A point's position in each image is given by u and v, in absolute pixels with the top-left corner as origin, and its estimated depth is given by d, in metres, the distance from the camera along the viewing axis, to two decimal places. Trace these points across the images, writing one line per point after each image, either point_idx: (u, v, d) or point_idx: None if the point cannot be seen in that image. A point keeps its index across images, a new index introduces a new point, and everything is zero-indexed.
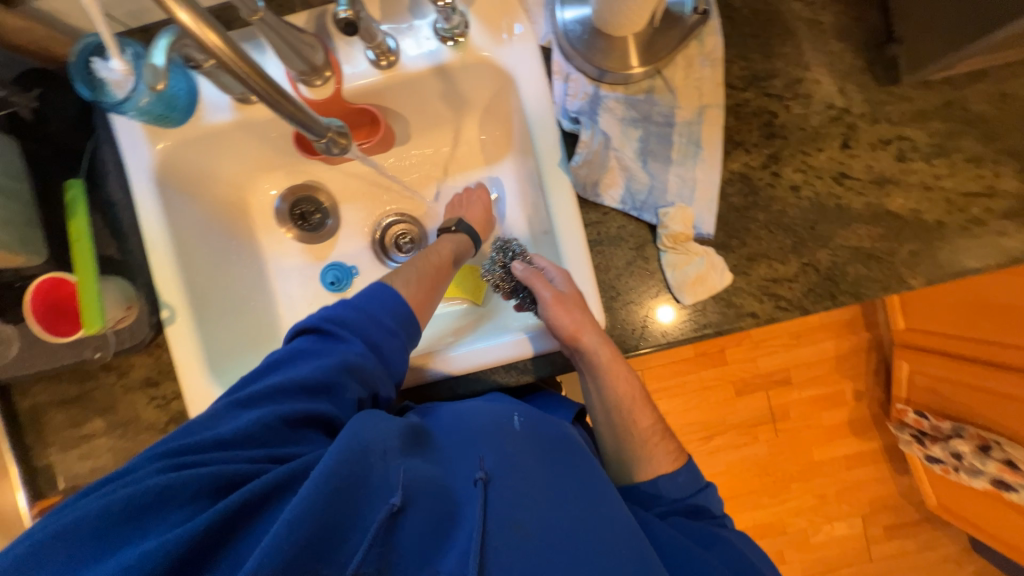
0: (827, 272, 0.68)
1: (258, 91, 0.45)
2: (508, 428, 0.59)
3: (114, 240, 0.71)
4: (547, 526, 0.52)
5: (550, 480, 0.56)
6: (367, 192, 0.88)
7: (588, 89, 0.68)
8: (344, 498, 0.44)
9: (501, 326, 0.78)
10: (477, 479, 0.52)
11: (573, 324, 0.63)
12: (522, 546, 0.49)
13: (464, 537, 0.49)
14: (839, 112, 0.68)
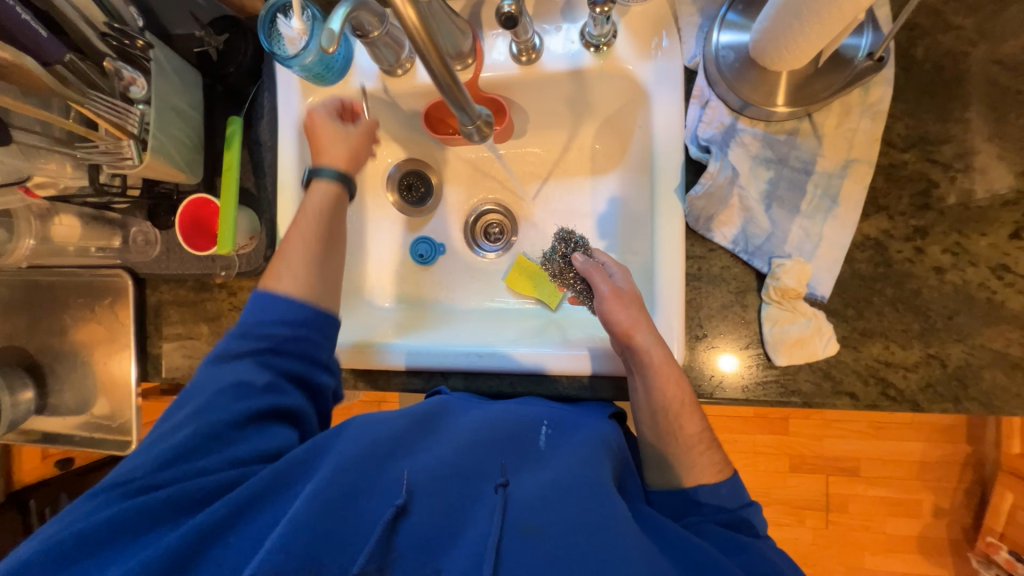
0: (954, 371, 0.60)
1: (437, 74, 0.48)
2: (532, 443, 0.58)
3: (254, 175, 0.79)
4: (570, 539, 0.47)
5: (569, 479, 0.52)
6: (471, 177, 0.92)
7: (725, 119, 0.65)
8: (343, 504, 0.48)
9: (563, 333, 0.77)
10: (498, 485, 0.51)
11: (627, 320, 0.62)
12: (539, 555, 0.45)
13: (476, 541, 0.47)
14: (1016, 197, 0.59)
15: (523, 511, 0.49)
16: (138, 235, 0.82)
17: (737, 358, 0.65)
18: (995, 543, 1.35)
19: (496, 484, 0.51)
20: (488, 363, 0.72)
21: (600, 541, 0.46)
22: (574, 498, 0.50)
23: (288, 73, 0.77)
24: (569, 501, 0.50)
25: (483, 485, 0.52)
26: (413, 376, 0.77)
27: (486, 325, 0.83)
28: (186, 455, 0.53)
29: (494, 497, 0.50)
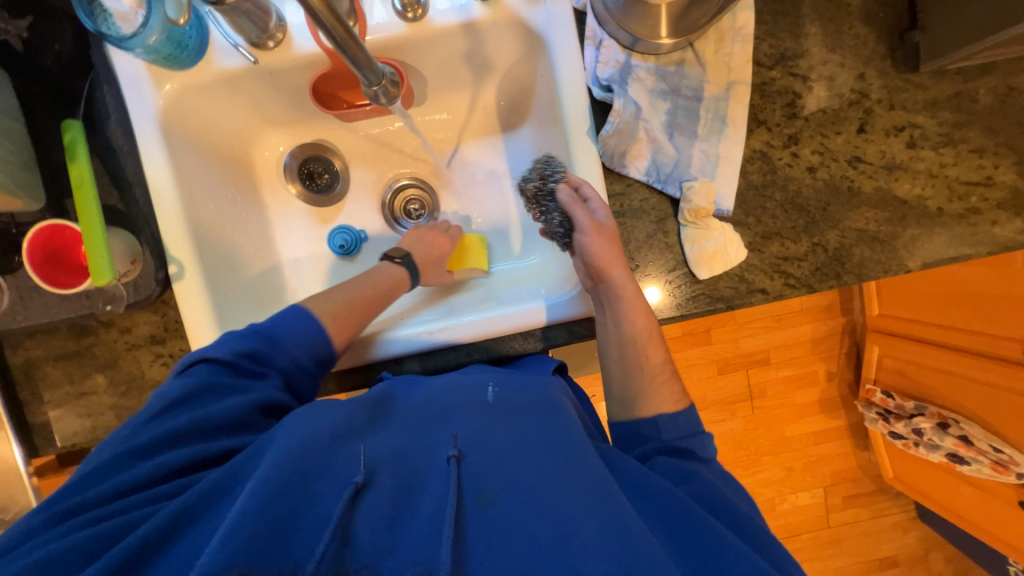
0: (834, 253, 0.71)
1: (331, 33, 0.45)
2: (480, 401, 0.57)
3: (117, 188, 0.67)
4: (529, 491, 0.47)
5: (522, 438, 0.52)
6: (377, 154, 0.86)
7: (619, 57, 0.67)
8: (297, 505, 0.44)
9: (513, 294, 0.76)
10: (450, 457, 0.49)
11: (604, 252, 0.64)
12: (497, 512, 0.45)
13: (429, 512, 0.45)
14: (858, 96, 0.69)
15: (480, 474, 0.48)
16: None
17: (661, 289, 0.71)
18: (872, 388, 1.65)
19: (450, 454, 0.50)
20: (447, 340, 0.70)
21: (558, 491, 0.47)
22: (533, 454, 0.50)
23: (129, 59, 0.65)
24: (522, 459, 0.50)
25: (435, 456, 0.50)
26: (365, 370, 0.73)
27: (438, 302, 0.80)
28: (125, 469, 0.48)
29: (447, 466, 0.49)
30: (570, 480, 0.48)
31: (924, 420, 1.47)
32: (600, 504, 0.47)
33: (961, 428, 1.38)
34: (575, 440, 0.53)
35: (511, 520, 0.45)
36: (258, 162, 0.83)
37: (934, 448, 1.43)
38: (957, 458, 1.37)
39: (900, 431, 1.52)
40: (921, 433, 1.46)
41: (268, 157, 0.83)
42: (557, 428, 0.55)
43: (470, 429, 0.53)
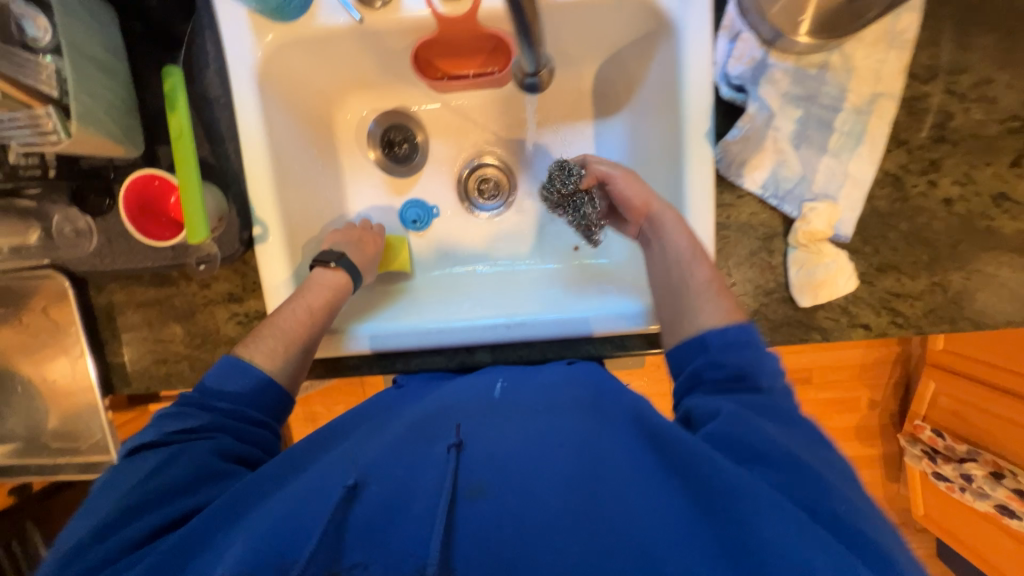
0: (953, 296, 0.65)
1: (525, 27, 0.43)
2: (485, 400, 0.55)
3: (209, 141, 0.65)
4: (517, 486, 0.44)
5: (528, 434, 0.49)
6: (461, 128, 0.83)
7: (755, 53, 0.61)
8: (305, 509, 0.44)
9: (568, 296, 0.73)
10: (450, 446, 0.47)
11: (639, 196, 0.64)
12: (492, 506, 0.43)
13: (426, 511, 0.43)
14: (1020, 125, 0.61)
15: (478, 469, 0.46)
16: (65, 224, 0.66)
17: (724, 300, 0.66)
18: (921, 424, 1.55)
19: (449, 443, 0.48)
20: (518, 336, 0.68)
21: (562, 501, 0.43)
22: (529, 442, 0.48)
23: (233, 5, 0.62)
24: (530, 456, 0.46)
25: (435, 447, 0.48)
26: (434, 354, 0.72)
27: (486, 288, 0.78)
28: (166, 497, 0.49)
29: (445, 456, 0.47)
30: (569, 483, 0.44)
31: (976, 467, 1.41)
32: (614, 508, 0.42)
33: (1018, 481, 1.32)
34: (582, 426, 0.49)
35: (516, 527, 0.42)
36: (340, 123, 0.80)
37: (981, 496, 1.40)
38: (1007, 510, 1.34)
39: (947, 474, 1.45)
40: (970, 479, 1.42)
41: (349, 119, 0.80)
42: (576, 430, 0.49)
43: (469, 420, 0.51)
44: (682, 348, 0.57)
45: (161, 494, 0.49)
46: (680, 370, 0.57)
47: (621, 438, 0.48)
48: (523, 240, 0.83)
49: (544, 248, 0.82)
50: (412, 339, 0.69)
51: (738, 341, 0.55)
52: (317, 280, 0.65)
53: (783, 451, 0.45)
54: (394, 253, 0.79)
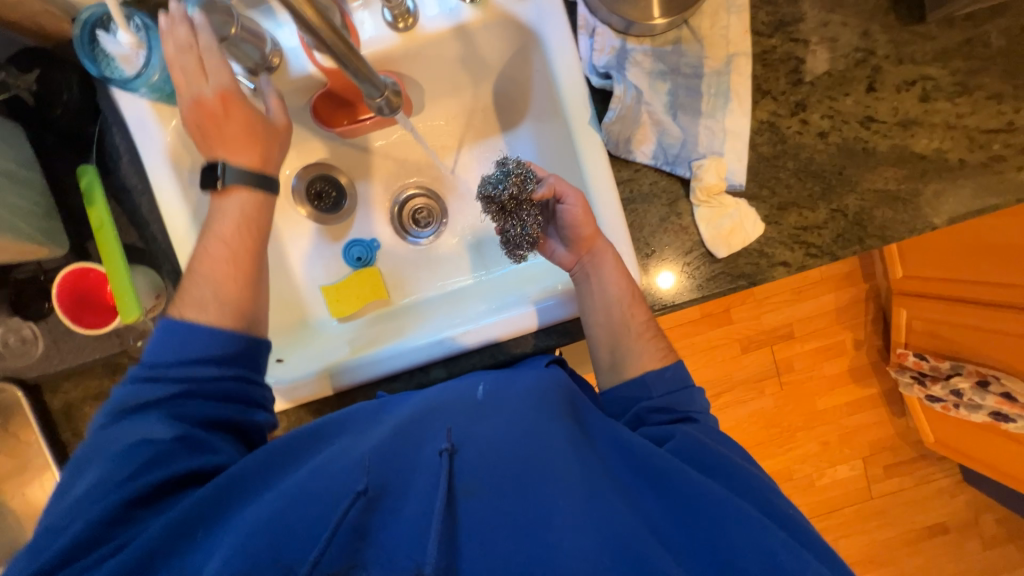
0: (855, 217, 0.70)
1: (345, 56, 0.48)
2: (471, 400, 0.56)
3: (135, 226, 0.68)
4: (516, 492, 0.48)
5: (521, 438, 0.52)
6: (382, 167, 0.88)
7: (614, 43, 0.67)
8: (308, 509, 0.47)
9: (507, 295, 0.76)
10: (443, 450, 0.49)
11: (588, 231, 0.66)
12: (492, 510, 0.47)
13: (427, 516, 0.46)
14: (864, 55, 0.68)
15: (474, 474, 0.49)
16: (9, 335, 0.68)
17: (674, 273, 0.70)
18: (904, 351, 1.62)
19: (441, 448, 0.50)
20: (467, 345, 0.71)
21: (553, 504, 0.47)
22: (521, 442, 0.51)
23: (133, 100, 0.66)
24: (527, 464, 0.50)
25: (429, 452, 0.50)
26: (392, 382, 0.73)
27: (440, 308, 0.81)
28: (155, 469, 0.52)
29: (439, 462, 0.49)
30: (564, 489, 0.48)
31: (962, 380, 1.42)
32: (606, 514, 0.48)
33: (1002, 384, 1.30)
34: (566, 426, 0.54)
35: (515, 525, 0.47)
36: None
37: (975, 409, 1.38)
38: (1002, 416, 1.32)
39: (939, 394, 1.49)
40: (961, 394, 1.42)
41: None
42: (568, 437, 0.53)
43: (459, 423, 0.53)
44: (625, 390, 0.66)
45: (150, 467, 0.52)
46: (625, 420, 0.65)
47: (607, 457, 0.54)
48: (462, 257, 0.87)
49: (483, 260, 0.86)
50: (364, 372, 0.71)
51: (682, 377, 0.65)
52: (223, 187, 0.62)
53: (721, 455, 0.56)
54: (348, 304, 0.84)
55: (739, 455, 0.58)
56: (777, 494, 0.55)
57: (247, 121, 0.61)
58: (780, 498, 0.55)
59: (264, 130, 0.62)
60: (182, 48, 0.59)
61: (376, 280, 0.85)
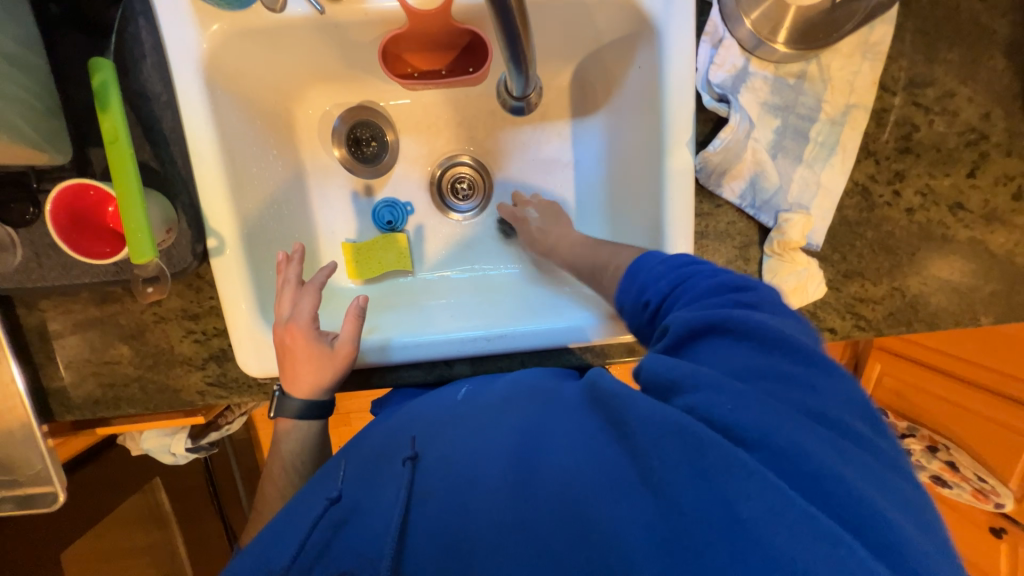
0: (911, 299, 0.68)
1: (519, 54, 0.48)
2: (450, 401, 0.56)
3: (149, 143, 0.60)
4: (466, 481, 0.44)
5: (479, 429, 0.49)
6: (432, 125, 0.78)
7: (736, 61, 0.61)
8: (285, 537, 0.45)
9: (529, 301, 0.72)
10: (405, 458, 0.48)
11: None
12: (441, 500, 0.43)
13: (385, 522, 0.43)
14: (976, 137, 0.64)
15: (431, 474, 0.46)
16: None
17: None
18: (868, 403, 1.71)
19: (405, 457, 0.49)
20: (497, 348, 0.66)
21: (514, 486, 0.41)
22: (479, 435, 0.48)
23: None
24: (484, 450, 0.46)
25: (396, 458, 0.49)
26: (412, 368, 0.69)
27: (463, 290, 0.77)
28: None
29: (402, 469, 0.47)
30: (514, 474, 0.42)
31: (915, 442, 1.52)
32: (565, 477, 0.40)
33: (950, 454, 1.44)
34: (526, 410, 0.49)
35: (459, 519, 0.42)
36: (300, 119, 0.74)
37: (919, 469, 1.49)
38: (940, 481, 1.43)
39: None
40: (909, 453, 1.52)
41: (311, 115, 0.75)
42: (530, 419, 0.48)
43: (428, 429, 0.52)
44: (626, 283, 0.52)
45: None
46: (631, 302, 0.51)
47: (578, 421, 0.45)
48: (499, 242, 0.80)
49: (520, 252, 0.80)
50: (383, 354, 0.66)
51: (709, 283, 0.46)
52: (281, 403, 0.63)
53: (730, 384, 0.38)
54: (368, 268, 0.77)
55: (795, 386, 0.38)
56: (847, 454, 0.35)
57: (318, 368, 0.61)
58: (824, 445, 0.35)
59: (330, 366, 0.61)
60: (295, 296, 0.63)
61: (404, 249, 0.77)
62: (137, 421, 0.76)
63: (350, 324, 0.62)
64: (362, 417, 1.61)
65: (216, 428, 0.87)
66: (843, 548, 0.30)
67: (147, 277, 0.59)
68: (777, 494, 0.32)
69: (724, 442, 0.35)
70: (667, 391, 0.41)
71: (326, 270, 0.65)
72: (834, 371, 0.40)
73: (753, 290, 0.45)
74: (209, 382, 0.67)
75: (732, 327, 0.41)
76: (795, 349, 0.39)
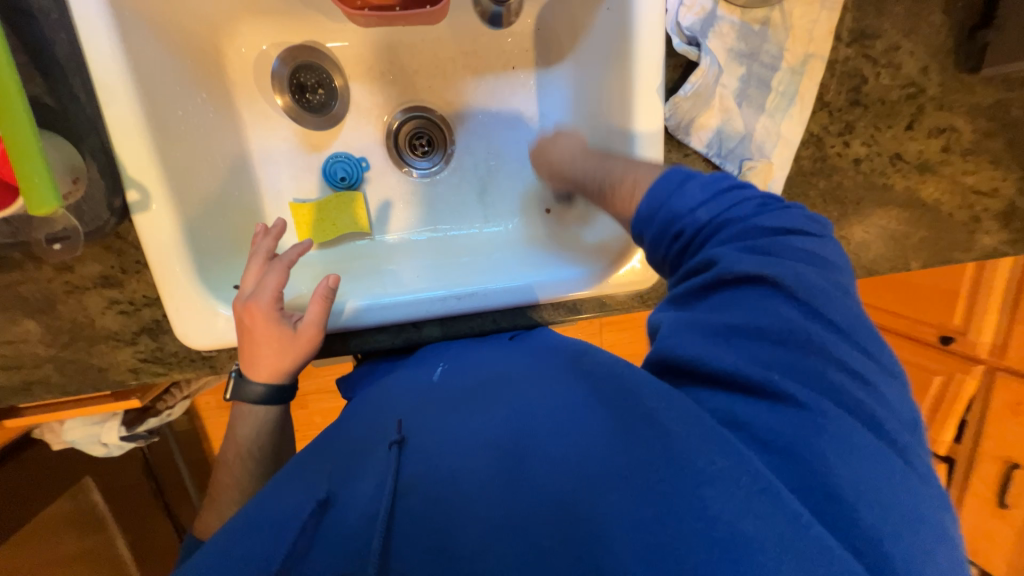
0: (854, 247, 0.73)
1: None
2: (426, 382, 0.56)
3: (41, 74, 0.50)
4: (447, 467, 0.41)
5: (485, 415, 0.46)
6: (385, 71, 0.72)
7: (705, 3, 0.60)
8: (259, 530, 0.40)
9: (526, 263, 0.68)
10: (392, 443, 0.45)
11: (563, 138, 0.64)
12: (433, 489, 0.40)
13: (365, 510, 0.40)
14: (915, 91, 0.68)
15: (418, 462, 0.43)
16: None
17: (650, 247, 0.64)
18: None
19: (390, 442, 0.46)
20: (468, 309, 0.63)
21: (508, 479, 0.39)
22: (468, 422, 0.46)
23: None
24: (479, 438, 0.43)
25: (381, 443, 0.47)
26: (377, 333, 0.65)
27: (428, 253, 0.72)
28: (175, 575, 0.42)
29: (387, 455, 0.44)
30: (496, 457, 0.41)
31: None
32: (564, 475, 0.38)
33: None
34: (517, 403, 0.46)
35: (442, 512, 0.38)
36: (233, 59, 0.66)
37: None
38: None
39: None
40: None
41: (244, 54, 0.67)
42: (540, 406, 0.45)
43: (416, 416, 0.49)
44: (660, 185, 0.48)
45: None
46: (655, 231, 0.48)
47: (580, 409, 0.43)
48: (464, 203, 0.76)
49: (486, 209, 0.76)
50: (344, 319, 0.61)
51: (758, 225, 0.44)
52: (242, 389, 0.58)
53: (775, 379, 0.37)
54: (321, 232, 0.70)
55: (840, 368, 0.38)
56: (861, 453, 0.35)
57: (280, 352, 0.56)
58: (857, 463, 0.34)
59: (294, 351, 0.56)
60: (262, 271, 0.58)
61: (361, 208, 0.72)
62: (57, 408, 0.67)
63: (315, 304, 0.57)
64: (319, 398, 1.53)
65: (155, 414, 0.78)
66: (815, 544, 0.31)
67: (51, 236, 0.53)
68: (785, 517, 0.32)
69: (722, 436, 0.36)
70: (689, 365, 0.41)
71: (300, 249, 0.60)
72: (895, 379, 0.40)
73: (801, 237, 0.43)
74: (143, 358, 0.59)
75: (795, 291, 0.40)
76: (831, 318, 0.39)
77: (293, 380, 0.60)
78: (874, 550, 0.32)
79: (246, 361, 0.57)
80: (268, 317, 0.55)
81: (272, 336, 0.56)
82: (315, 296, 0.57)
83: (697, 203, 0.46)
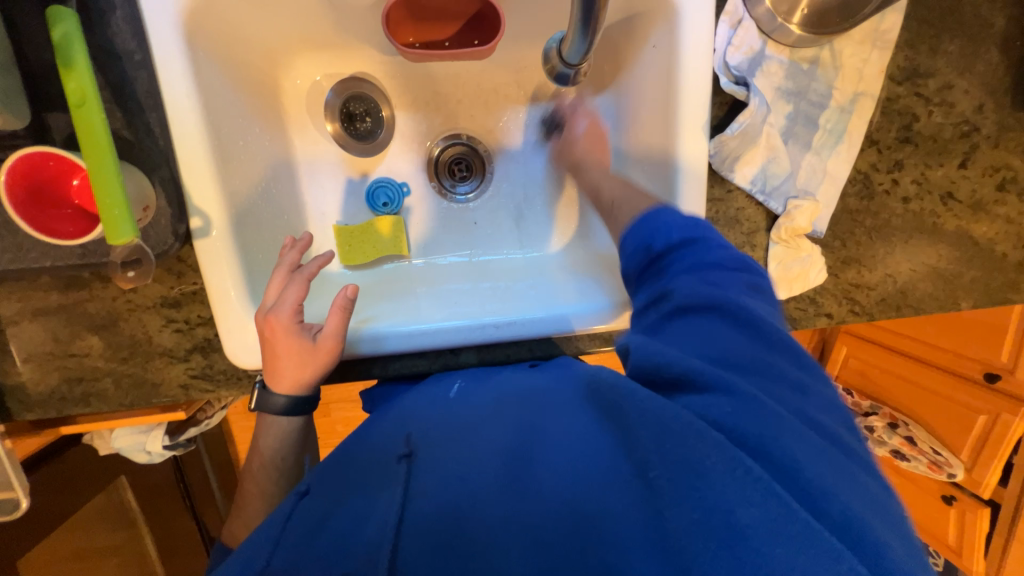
0: (903, 286, 0.70)
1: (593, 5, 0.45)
2: (445, 395, 0.55)
3: (122, 110, 0.55)
4: (456, 478, 0.41)
5: (482, 427, 0.46)
6: (430, 100, 0.74)
7: (753, 44, 0.61)
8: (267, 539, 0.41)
9: (538, 288, 0.69)
10: (402, 456, 0.44)
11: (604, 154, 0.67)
12: (436, 501, 0.39)
13: (380, 520, 0.39)
14: (970, 129, 0.66)
15: (427, 472, 0.42)
16: None
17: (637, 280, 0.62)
18: (834, 383, 1.76)
19: (400, 455, 0.45)
20: (506, 338, 0.64)
21: (510, 483, 0.39)
22: (462, 441, 0.45)
23: None
24: (484, 450, 0.43)
25: (387, 457, 0.46)
26: (414, 357, 0.66)
27: (459, 275, 0.73)
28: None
29: (398, 469, 0.44)
30: (503, 465, 0.41)
31: (876, 418, 1.59)
32: (558, 482, 0.38)
33: (909, 429, 1.52)
34: (525, 416, 0.46)
35: (454, 516, 0.38)
36: (288, 89, 0.69)
37: (879, 443, 1.55)
38: (899, 455, 1.51)
39: None
40: (871, 430, 1.58)
41: (299, 86, 0.70)
42: (536, 419, 0.45)
43: (425, 429, 0.48)
44: (636, 228, 0.51)
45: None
46: (634, 245, 0.50)
47: (572, 422, 0.44)
48: (498, 228, 0.76)
49: (521, 236, 0.76)
50: (384, 345, 0.62)
51: (713, 258, 0.45)
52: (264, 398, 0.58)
53: (734, 386, 0.37)
54: (360, 252, 0.72)
55: (783, 385, 0.38)
56: (847, 473, 0.34)
57: (300, 364, 0.56)
58: (825, 464, 0.33)
59: (312, 362, 0.56)
60: (284, 284, 0.58)
61: (400, 233, 0.73)
62: (109, 418, 0.70)
63: (336, 313, 0.57)
64: (343, 408, 1.55)
65: (195, 424, 0.81)
66: (825, 546, 0.29)
67: (126, 259, 0.55)
68: (778, 505, 0.31)
69: (710, 434, 0.34)
70: (653, 379, 0.41)
71: (321, 260, 0.61)
72: (813, 374, 0.41)
73: (749, 273, 0.46)
74: (193, 375, 0.61)
75: (734, 315, 0.41)
76: (766, 331, 0.41)
77: (316, 391, 0.60)
78: (877, 548, 0.30)
79: (269, 368, 0.57)
80: (288, 325, 0.56)
81: (294, 344, 0.56)
82: (337, 301, 0.57)
83: (676, 229, 0.49)
